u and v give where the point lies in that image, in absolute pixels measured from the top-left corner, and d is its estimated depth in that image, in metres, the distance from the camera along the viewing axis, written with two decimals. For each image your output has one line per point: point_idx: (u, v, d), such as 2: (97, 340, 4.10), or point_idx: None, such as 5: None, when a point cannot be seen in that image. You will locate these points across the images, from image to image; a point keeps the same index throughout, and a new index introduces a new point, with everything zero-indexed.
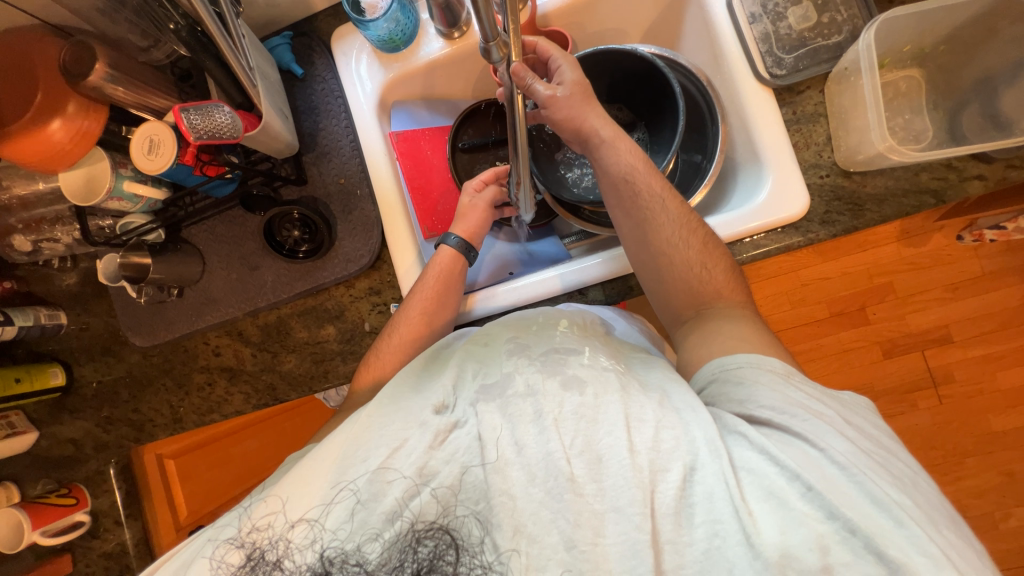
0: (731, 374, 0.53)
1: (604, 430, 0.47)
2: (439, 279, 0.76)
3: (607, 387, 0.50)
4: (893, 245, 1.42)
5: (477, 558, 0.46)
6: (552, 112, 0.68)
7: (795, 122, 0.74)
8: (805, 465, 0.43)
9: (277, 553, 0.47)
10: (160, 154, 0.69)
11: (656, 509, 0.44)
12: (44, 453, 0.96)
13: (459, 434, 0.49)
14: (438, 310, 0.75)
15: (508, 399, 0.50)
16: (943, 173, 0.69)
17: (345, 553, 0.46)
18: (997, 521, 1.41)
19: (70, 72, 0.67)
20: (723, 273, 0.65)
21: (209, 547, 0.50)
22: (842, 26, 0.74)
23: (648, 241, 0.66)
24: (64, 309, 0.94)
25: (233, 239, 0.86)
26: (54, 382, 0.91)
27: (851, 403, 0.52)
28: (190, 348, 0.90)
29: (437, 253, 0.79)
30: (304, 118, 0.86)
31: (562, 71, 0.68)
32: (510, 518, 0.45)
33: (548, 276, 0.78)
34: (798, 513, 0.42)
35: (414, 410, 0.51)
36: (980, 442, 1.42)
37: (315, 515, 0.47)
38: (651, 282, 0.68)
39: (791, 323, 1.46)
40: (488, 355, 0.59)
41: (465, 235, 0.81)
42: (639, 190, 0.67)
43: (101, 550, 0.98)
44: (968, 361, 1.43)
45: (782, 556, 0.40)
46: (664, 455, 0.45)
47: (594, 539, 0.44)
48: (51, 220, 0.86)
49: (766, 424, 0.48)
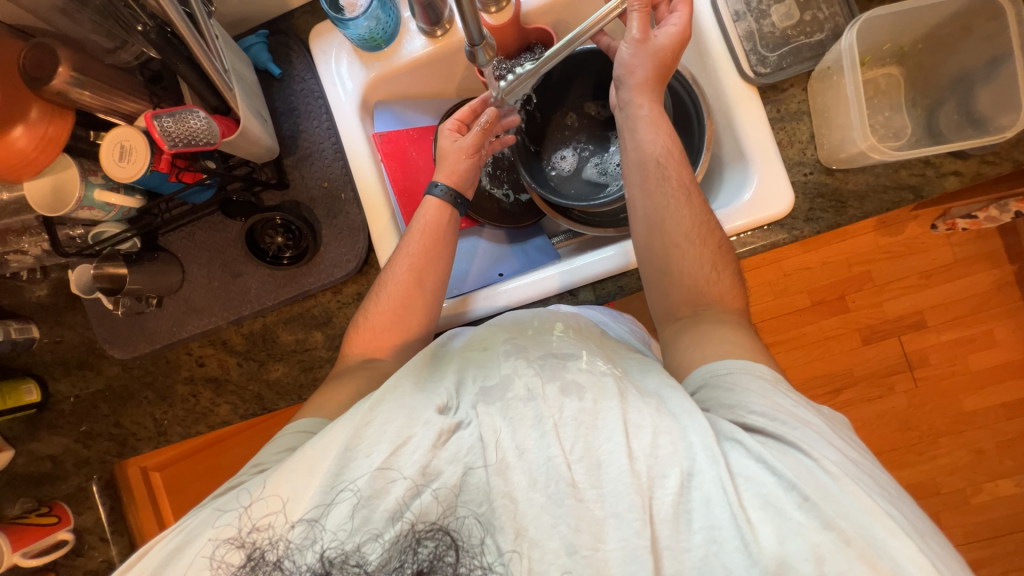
0: (722, 379, 0.54)
1: (603, 436, 0.47)
2: (425, 234, 0.75)
3: (605, 392, 0.51)
4: (871, 234, 1.45)
5: (477, 559, 0.46)
6: (631, 57, 0.71)
7: (779, 120, 0.75)
8: (800, 475, 0.44)
9: (277, 553, 0.47)
10: (131, 162, 0.67)
11: (656, 515, 0.45)
12: (22, 471, 0.93)
13: (463, 433, 0.49)
14: (429, 264, 0.73)
15: (508, 402, 0.50)
16: (921, 170, 0.70)
17: (345, 554, 0.46)
18: (969, 497, 1.48)
19: (31, 75, 0.64)
20: (718, 269, 0.65)
21: (209, 545, 0.49)
22: (823, 24, 0.75)
23: (664, 229, 0.66)
24: (35, 321, 0.90)
25: (214, 246, 0.84)
26: (29, 399, 0.87)
27: (833, 417, 0.54)
28: (172, 359, 0.88)
29: (423, 206, 0.77)
30: (284, 120, 0.83)
31: (668, 29, 0.70)
32: (513, 522, 0.46)
33: (547, 275, 0.78)
34: (795, 522, 0.43)
35: (419, 407, 0.51)
36: (953, 422, 1.48)
37: (315, 516, 0.47)
38: (654, 277, 0.68)
39: (775, 313, 1.50)
40: (486, 360, 0.59)
41: (452, 183, 0.78)
42: (668, 174, 0.68)
43: (87, 568, 0.96)
44: (941, 345, 1.48)
45: (780, 565, 0.42)
46: (661, 461, 0.46)
47: (594, 544, 0.44)
48: (17, 231, 0.81)
49: (760, 432, 0.49)
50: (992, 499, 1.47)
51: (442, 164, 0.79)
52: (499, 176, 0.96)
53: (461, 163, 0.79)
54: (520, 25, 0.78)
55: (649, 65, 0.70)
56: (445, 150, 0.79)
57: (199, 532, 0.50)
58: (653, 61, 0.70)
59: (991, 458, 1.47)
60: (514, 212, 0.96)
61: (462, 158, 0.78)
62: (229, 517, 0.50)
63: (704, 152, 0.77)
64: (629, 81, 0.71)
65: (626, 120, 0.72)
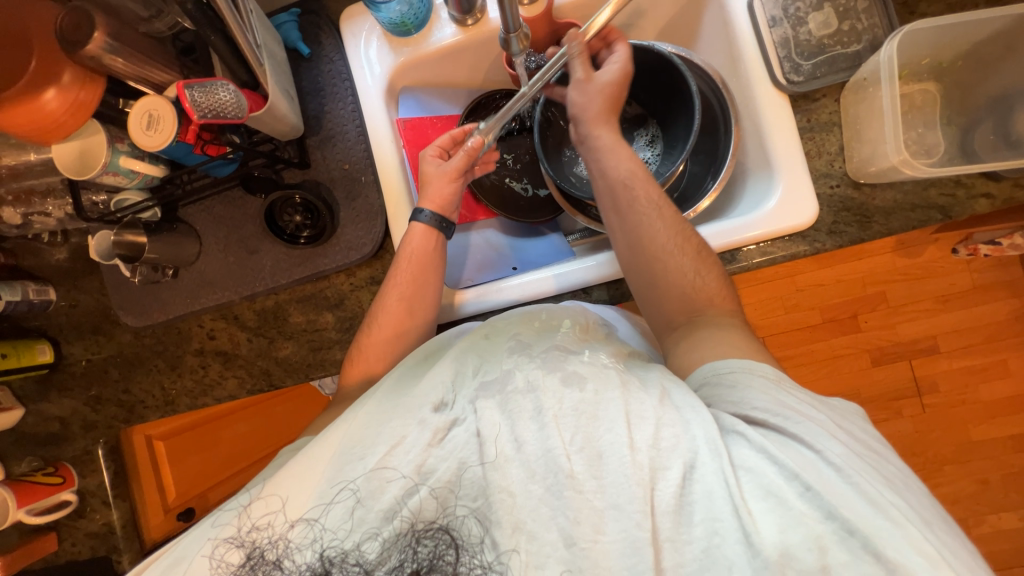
0: (725, 378, 0.56)
1: (604, 427, 0.48)
2: (412, 261, 0.74)
3: (607, 383, 0.52)
4: (889, 255, 1.43)
5: (477, 558, 0.47)
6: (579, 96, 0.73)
7: (809, 130, 0.74)
8: (802, 466, 0.45)
9: (277, 553, 0.49)
10: (160, 130, 0.67)
11: (656, 507, 0.45)
12: (30, 430, 0.94)
13: (458, 431, 0.51)
14: (421, 290, 0.74)
15: (507, 396, 0.51)
16: (952, 190, 0.69)
17: (345, 553, 0.48)
18: (971, 527, 1.46)
19: (68, 39, 0.64)
20: (701, 272, 0.66)
21: (209, 544, 0.51)
22: (861, 34, 0.73)
23: (641, 248, 0.67)
24: (53, 284, 0.91)
25: (233, 220, 0.84)
26: (42, 359, 0.89)
27: (842, 409, 0.55)
28: (184, 331, 0.89)
29: (408, 233, 0.76)
30: (309, 100, 0.84)
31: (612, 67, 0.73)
32: (509, 516, 0.46)
33: (542, 276, 0.78)
34: (797, 512, 0.44)
35: (414, 407, 0.52)
36: (959, 450, 1.46)
37: (314, 515, 0.49)
38: (643, 287, 0.68)
39: (784, 328, 1.48)
40: (488, 350, 0.60)
41: (437, 208, 0.77)
42: (637, 195, 0.68)
43: (88, 530, 0.94)
44: (953, 372, 1.46)
45: (783, 555, 0.43)
46: (664, 453, 0.47)
47: (594, 536, 0.45)
48: (41, 192, 0.83)
49: (762, 425, 0.50)
50: (993, 530, 1.46)
51: (426, 189, 0.78)
52: (518, 171, 0.96)
53: (447, 186, 0.78)
54: (553, 19, 0.79)
55: (599, 100, 0.72)
56: (429, 174, 0.79)
57: (198, 537, 0.52)
58: (600, 95, 0.72)
59: (996, 490, 1.45)
60: (530, 206, 0.96)
61: (448, 182, 0.78)
62: (229, 517, 0.51)
63: (728, 159, 0.77)
64: (584, 116, 0.72)
65: (590, 152, 0.72)
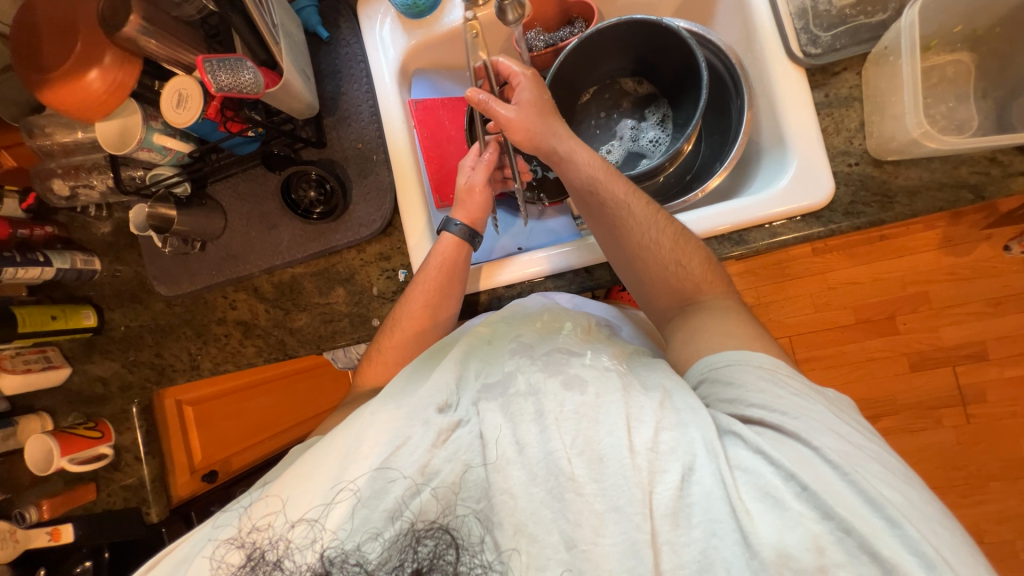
0: (721, 373, 0.55)
1: (604, 430, 0.50)
2: (441, 270, 0.76)
3: (608, 387, 0.54)
4: (932, 252, 1.34)
5: (478, 557, 0.50)
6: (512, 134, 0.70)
7: (827, 105, 0.70)
8: (798, 464, 0.46)
9: (277, 553, 0.52)
10: (187, 107, 0.72)
11: (655, 510, 0.47)
12: (75, 389, 1.02)
13: (462, 432, 0.54)
14: (443, 299, 0.76)
15: (509, 398, 0.54)
16: (985, 167, 0.64)
17: (346, 553, 0.51)
18: (1018, 550, 1.34)
19: (108, 21, 0.70)
20: (684, 261, 0.65)
21: (209, 547, 0.55)
22: (888, 2, 0.69)
23: (621, 240, 0.67)
24: (98, 255, 0.99)
25: (255, 197, 0.89)
26: (87, 322, 0.97)
27: (840, 400, 0.54)
28: (209, 301, 0.94)
29: (439, 241, 0.77)
30: (327, 82, 0.87)
31: (522, 90, 0.70)
32: (511, 518, 0.49)
33: (537, 257, 0.78)
34: (795, 512, 0.44)
35: (418, 408, 0.56)
36: (1009, 467, 1.35)
37: (315, 516, 0.52)
38: (632, 277, 0.69)
39: (812, 326, 1.41)
40: (490, 355, 0.62)
41: (467, 221, 0.79)
42: (605, 200, 0.68)
43: (122, 482, 1.01)
44: (1003, 380, 1.35)
45: (781, 556, 0.43)
46: (663, 457, 0.48)
47: (594, 538, 0.47)
48: (88, 168, 0.91)
49: (758, 423, 0.50)
50: None
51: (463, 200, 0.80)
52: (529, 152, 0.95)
53: (484, 201, 0.80)
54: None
55: (530, 127, 0.69)
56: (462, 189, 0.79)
57: (202, 541, 0.56)
58: (532, 116, 0.69)
59: None
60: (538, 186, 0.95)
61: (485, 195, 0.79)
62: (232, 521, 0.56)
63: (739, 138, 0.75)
64: (533, 142, 0.70)
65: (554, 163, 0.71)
